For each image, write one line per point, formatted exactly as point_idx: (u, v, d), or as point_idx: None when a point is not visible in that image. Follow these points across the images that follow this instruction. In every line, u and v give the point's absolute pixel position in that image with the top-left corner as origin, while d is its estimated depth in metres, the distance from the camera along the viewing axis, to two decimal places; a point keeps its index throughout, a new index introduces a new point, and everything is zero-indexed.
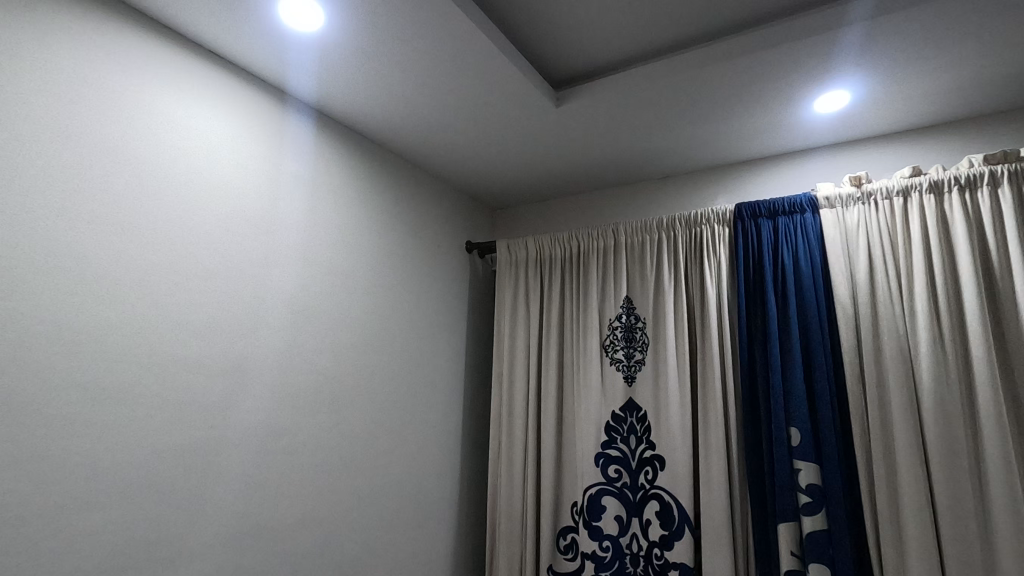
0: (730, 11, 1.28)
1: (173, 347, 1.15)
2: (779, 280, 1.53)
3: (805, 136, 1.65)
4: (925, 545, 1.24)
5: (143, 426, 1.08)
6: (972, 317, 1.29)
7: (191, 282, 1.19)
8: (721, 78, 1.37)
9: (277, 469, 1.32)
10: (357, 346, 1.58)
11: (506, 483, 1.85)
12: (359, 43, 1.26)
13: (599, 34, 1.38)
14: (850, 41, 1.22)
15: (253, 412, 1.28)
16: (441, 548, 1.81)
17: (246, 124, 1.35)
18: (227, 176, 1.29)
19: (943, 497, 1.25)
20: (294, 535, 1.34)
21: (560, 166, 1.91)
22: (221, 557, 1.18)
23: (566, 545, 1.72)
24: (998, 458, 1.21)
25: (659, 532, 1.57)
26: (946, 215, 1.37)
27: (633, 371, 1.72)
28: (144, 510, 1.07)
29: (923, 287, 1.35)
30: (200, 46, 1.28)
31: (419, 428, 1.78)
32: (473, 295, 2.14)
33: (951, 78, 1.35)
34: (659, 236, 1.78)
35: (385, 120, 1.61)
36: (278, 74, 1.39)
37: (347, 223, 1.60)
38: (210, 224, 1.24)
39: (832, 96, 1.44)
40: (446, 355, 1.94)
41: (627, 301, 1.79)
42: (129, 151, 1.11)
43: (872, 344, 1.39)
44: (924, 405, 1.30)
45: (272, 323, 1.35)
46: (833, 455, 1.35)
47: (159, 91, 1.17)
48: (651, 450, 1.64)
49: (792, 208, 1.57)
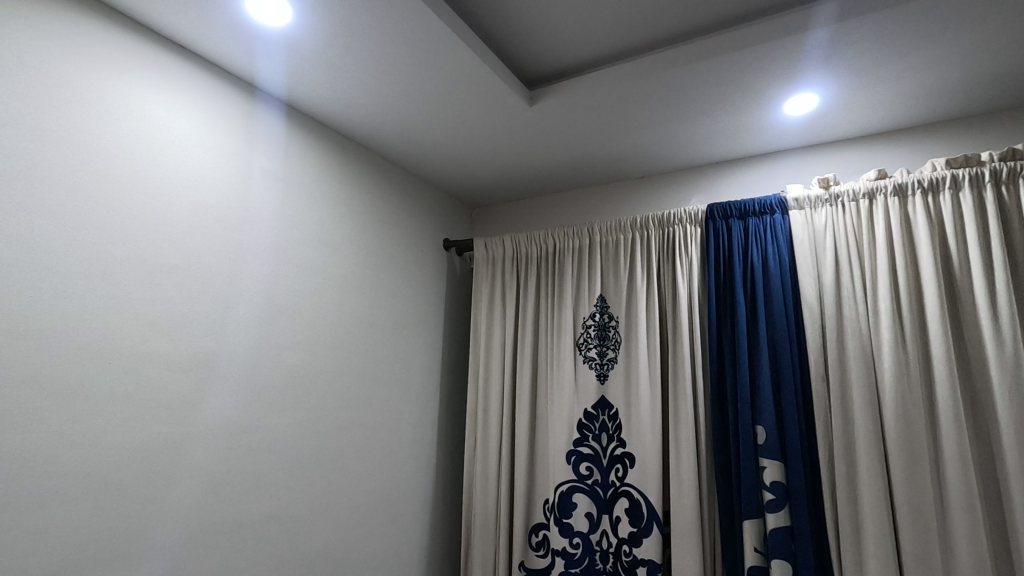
0: (699, 13, 1.29)
1: (137, 343, 1.14)
2: (748, 280, 1.55)
3: (778, 138, 1.67)
4: (883, 542, 1.26)
5: (107, 421, 1.07)
6: (933, 318, 1.31)
7: (156, 278, 1.18)
8: (691, 79, 1.38)
9: (245, 466, 1.31)
10: (329, 342, 1.58)
11: (480, 480, 1.86)
12: (330, 38, 1.26)
13: (570, 33, 1.38)
14: (816, 44, 1.23)
15: (221, 408, 1.28)
16: (414, 548, 1.81)
17: (216, 119, 1.35)
18: (197, 171, 1.28)
19: (903, 496, 1.27)
20: (263, 534, 1.34)
21: (536, 165, 1.92)
22: (186, 555, 1.18)
23: (538, 542, 1.74)
24: (957, 458, 1.23)
25: (628, 529, 1.59)
26: (909, 218, 1.40)
27: (605, 370, 1.73)
28: (105, 507, 1.06)
29: (886, 288, 1.37)
30: (166, 38, 1.26)
31: (393, 426, 1.79)
32: (450, 293, 2.14)
33: (915, 82, 1.37)
34: (633, 235, 1.79)
35: (358, 116, 1.61)
36: (248, 68, 1.38)
37: (320, 219, 1.60)
38: (180, 221, 1.23)
39: (801, 98, 1.45)
40: (421, 353, 1.95)
41: (602, 299, 1.80)
42: (93, 143, 1.10)
43: (836, 343, 1.41)
44: (885, 404, 1.32)
45: (242, 319, 1.35)
46: (797, 454, 1.37)
47: (125, 85, 1.16)
48: (622, 448, 1.65)
49: (763, 208, 1.58)
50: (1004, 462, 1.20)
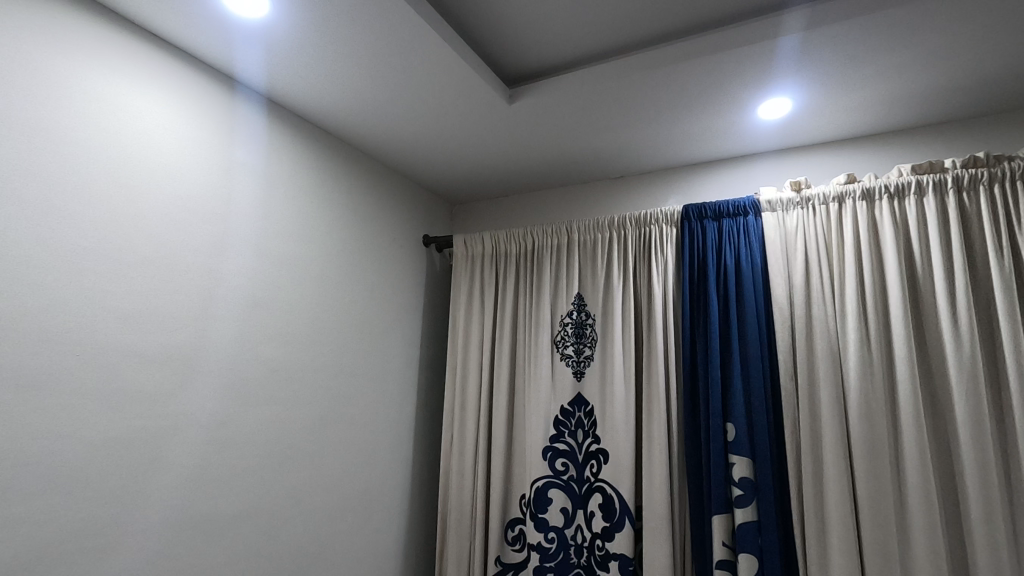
0: (674, 17, 1.31)
1: (108, 334, 1.12)
2: (721, 280, 1.58)
3: (752, 141, 1.70)
4: (845, 537, 1.30)
5: (77, 414, 1.06)
6: (896, 319, 1.35)
7: (128, 270, 1.16)
8: (667, 82, 1.40)
9: (221, 461, 1.31)
10: (306, 337, 1.58)
11: (457, 476, 1.87)
12: (308, 33, 1.25)
13: (549, 33, 1.39)
14: (786, 50, 1.26)
15: (197, 403, 1.27)
16: (389, 545, 1.81)
17: (194, 111, 1.33)
18: (171, 163, 1.27)
19: (865, 491, 1.31)
20: (235, 531, 1.33)
21: (516, 162, 1.92)
22: (159, 550, 1.17)
23: (514, 537, 1.76)
24: (915, 454, 1.28)
25: (601, 524, 1.61)
26: (877, 222, 1.44)
27: (582, 367, 1.75)
28: (74, 502, 1.05)
29: (853, 289, 1.41)
30: (142, 27, 1.24)
31: (370, 421, 1.79)
32: (429, 289, 2.15)
33: (884, 90, 1.41)
34: (611, 234, 1.82)
35: (338, 111, 1.60)
36: (226, 61, 1.37)
37: (299, 214, 1.59)
38: (152, 212, 1.22)
39: (774, 103, 1.49)
40: (399, 349, 1.95)
41: (579, 297, 1.82)
42: (64, 132, 1.08)
43: (805, 343, 1.45)
44: (850, 403, 1.36)
45: (220, 314, 1.34)
46: (766, 450, 1.40)
47: (96, 71, 1.14)
48: (597, 444, 1.68)
49: (737, 210, 1.61)
50: (960, 460, 1.24)
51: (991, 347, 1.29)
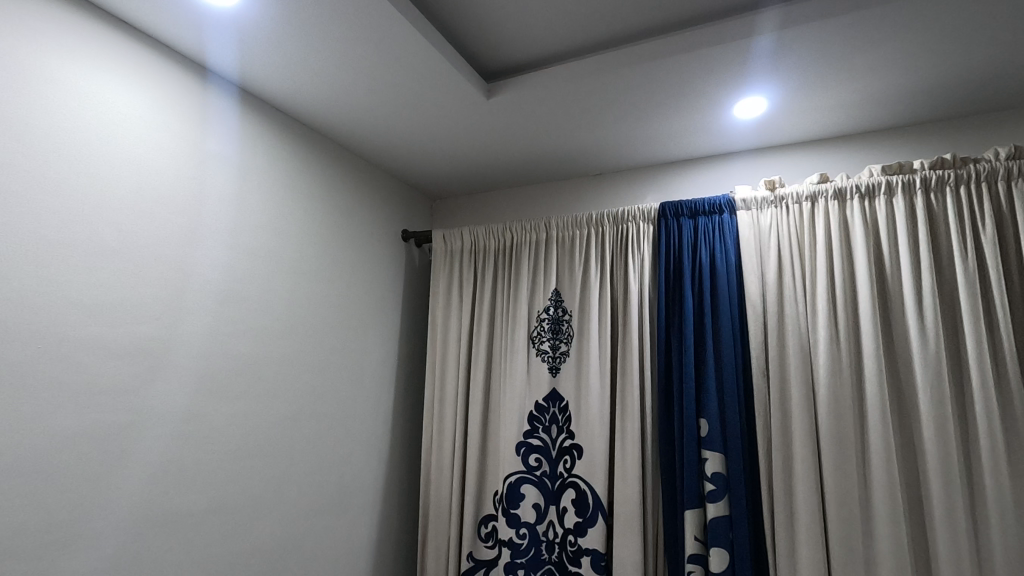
0: (650, 14, 1.31)
1: (72, 326, 1.09)
2: (696, 277, 1.59)
3: (728, 139, 1.72)
4: (813, 531, 1.32)
5: (39, 407, 1.04)
6: (865, 317, 1.38)
7: (95, 262, 1.14)
8: (643, 79, 1.41)
9: (190, 456, 1.29)
10: (280, 331, 1.56)
11: (433, 472, 1.86)
12: (281, 22, 1.24)
13: (526, 28, 1.39)
14: (760, 49, 1.27)
15: (165, 397, 1.25)
16: (363, 541, 1.80)
17: (166, 102, 1.31)
18: (141, 154, 1.24)
19: (832, 485, 1.33)
20: (205, 527, 1.31)
21: (495, 158, 1.92)
22: (125, 547, 1.15)
23: (487, 533, 1.76)
24: (881, 450, 1.30)
25: (574, 519, 1.62)
26: (848, 221, 1.46)
27: (558, 363, 1.75)
28: (36, 497, 1.02)
29: (824, 287, 1.43)
30: (112, 14, 1.22)
31: (345, 416, 1.77)
32: (407, 284, 2.14)
33: (855, 90, 1.43)
34: (588, 230, 1.82)
35: (313, 102, 1.58)
36: (199, 50, 1.34)
37: (273, 206, 1.57)
38: (121, 202, 1.19)
39: (749, 102, 1.50)
40: (376, 344, 1.94)
41: (556, 293, 1.82)
42: (29, 120, 1.05)
43: (777, 340, 1.46)
44: (819, 400, 1.38)
45: (192, 307, 1.32)
46: (736, 446, 1.42)
47: (64, 58, 1.11)
48: (570, 440, 1.68)
49: (712, 208, 1.63)
50: (925, 455, 1.27)
51: (954, 344, 1.32)
